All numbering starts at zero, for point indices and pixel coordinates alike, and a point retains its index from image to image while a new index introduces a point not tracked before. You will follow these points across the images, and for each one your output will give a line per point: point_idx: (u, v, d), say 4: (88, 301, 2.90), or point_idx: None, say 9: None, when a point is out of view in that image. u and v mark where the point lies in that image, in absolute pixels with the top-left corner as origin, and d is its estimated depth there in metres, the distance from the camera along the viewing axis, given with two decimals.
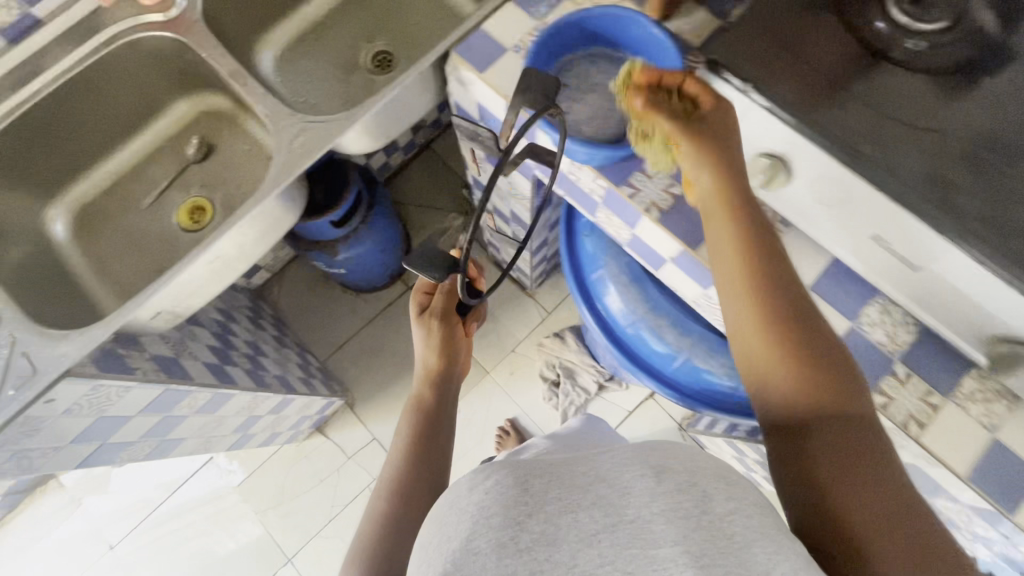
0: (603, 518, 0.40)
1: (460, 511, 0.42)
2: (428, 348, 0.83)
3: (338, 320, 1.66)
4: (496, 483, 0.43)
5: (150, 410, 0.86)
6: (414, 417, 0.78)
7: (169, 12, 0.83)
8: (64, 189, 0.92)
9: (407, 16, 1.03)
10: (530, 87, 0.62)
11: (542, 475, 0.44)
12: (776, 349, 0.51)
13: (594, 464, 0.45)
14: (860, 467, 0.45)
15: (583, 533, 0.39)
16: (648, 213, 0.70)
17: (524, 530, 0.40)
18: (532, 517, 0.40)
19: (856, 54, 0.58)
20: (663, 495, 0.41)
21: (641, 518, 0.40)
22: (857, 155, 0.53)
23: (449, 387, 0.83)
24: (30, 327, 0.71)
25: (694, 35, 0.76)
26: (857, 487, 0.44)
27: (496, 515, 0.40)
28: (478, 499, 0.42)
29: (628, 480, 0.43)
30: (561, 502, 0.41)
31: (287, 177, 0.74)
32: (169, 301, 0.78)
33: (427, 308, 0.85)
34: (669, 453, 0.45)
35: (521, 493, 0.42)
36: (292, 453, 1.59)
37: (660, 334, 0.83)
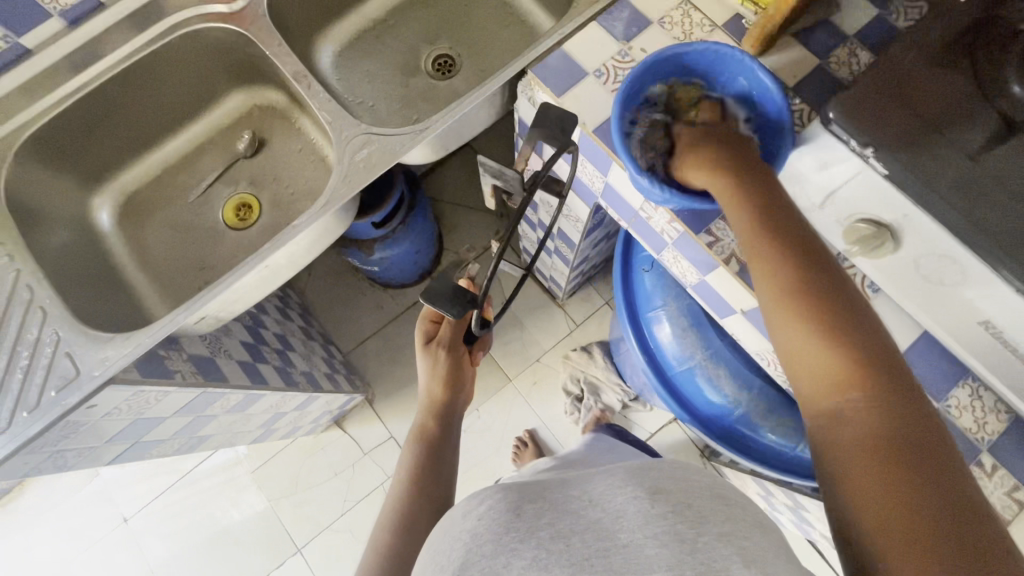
0: (595, 543, 0.41)
1: (455, 538, 0.45)
2: (433, 378, 0.82)
3: (364, 313, 1.63)
4: (491, 508, 0.45)
5: (184, 412, 0.84)
6: (417, 447, 0.77)
7: (234, 3, 0.80)
8: (113, 175, 0.90)
9: (473, 19, 0.99)
10: (548, 120, 0.63)
11: (536, 502, 0.46)
12: (834, 326, 0.46)
13: (588, 491, 0.46)
14: (907, 461, 0.39)
15: (575, 558, 0.40)
16: (727, 265, 0.66)
17: (517, 557, 0.40)
18: (526, 542, 0.41)
19: (992, 121, 0.51)
20: (657, 517, 0.41)
21: (633, 542, 0.40)
22: (987, 243, 0.49)
23: (451, 419, 0.82)
24: (74, 326, 0.69)
25: (789, 75, 0.71)
26: (895, 488, 0.38)
27: (491, 543, 0.42)
28: (473, 526, 0.44)
29: (618, 503, 0.43)
30: (552, 530, 0.42)
31: (349, 192, 0.72)
32: (215, 306, 0.75)
33: (433, 337, 0.85)
34: (661, 470, 0.46)
35: (514, 519, 0.43)
36: (308, 444, 1.58)
37: (717, 383, 0.80)
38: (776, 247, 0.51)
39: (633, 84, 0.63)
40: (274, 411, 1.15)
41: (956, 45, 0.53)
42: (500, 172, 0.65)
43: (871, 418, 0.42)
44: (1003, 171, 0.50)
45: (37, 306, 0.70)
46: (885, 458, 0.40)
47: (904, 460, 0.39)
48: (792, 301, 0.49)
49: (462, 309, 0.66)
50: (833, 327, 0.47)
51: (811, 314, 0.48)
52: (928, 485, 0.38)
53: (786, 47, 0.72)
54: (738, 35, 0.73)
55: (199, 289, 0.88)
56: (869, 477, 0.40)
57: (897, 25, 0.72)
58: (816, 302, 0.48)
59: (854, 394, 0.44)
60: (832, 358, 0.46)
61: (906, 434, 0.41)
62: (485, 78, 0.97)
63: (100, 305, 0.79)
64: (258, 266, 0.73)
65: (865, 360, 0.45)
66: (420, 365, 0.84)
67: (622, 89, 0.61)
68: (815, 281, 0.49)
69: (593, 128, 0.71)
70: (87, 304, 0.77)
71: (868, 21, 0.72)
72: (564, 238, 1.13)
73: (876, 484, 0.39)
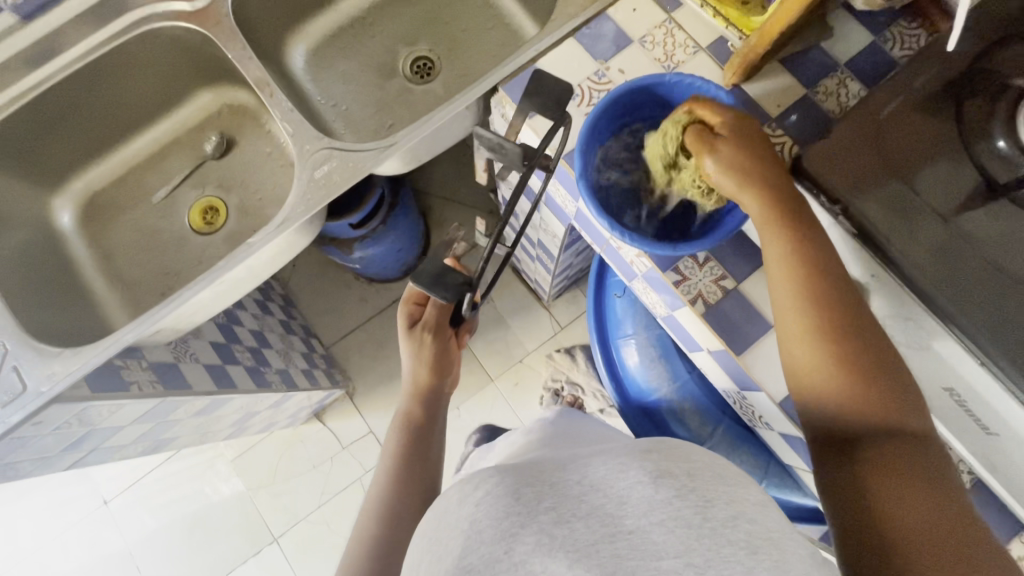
0: (600, 529, 0.34)
1: (450, 526, 0.37)
2: (419, 363, 0.75)
3: (347, 306, 1.60)
4: (488, 493, 0.37)
5: (145, 419, 0.83)
6: (400, 436, 0.72)
7: (197, 1, 0.77)
8: (77, 172, 0.88)
9: (454, 21, 0.95)
10: (544, 91, 0.56)
11: (535, 483, 0.37)
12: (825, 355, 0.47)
13: (587, 471, 0.39)
14: (921, 494, 0.42)
15: (580, 543, 0.33)
16: (693, 306, 0.64)
17: (518, 543, 0.33)
18: (527, 528, 0.34)
19: (971, 182, 0.49)
20: (662, 504, 0.34)
21: (640, 528, 0.34)
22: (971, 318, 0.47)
23: (439, 403, 0.76)
24: (23, 339, 0.68)
25: (773, 104, 0.68)
26: (908, 520, 0.41)
27: (490, 530, 0.34)
28: (470, 512, 0.36)
29: (620, 488, 0.36)
30: (555, 514, 0.35)
31: (307, 211, 0.70)
32: (174, 322, 0.73)
33: (417, 320, 0.77)
34: (665, 449, 0.39)
35: (513, 503, 0.35)
36: (288, 435, 1.57)
37: (684, 420, 0.79)
38: (810, 282, 0.49)
39: (596, 122, 0.60)
40: (245, 411, 1.13)
41: (942, 94, 0.50)
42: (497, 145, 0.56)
43: (888, 452, 0.44)
44: (979, 234, 0.48)
45: None
46: (900, 493, 0.42)
47: (917, 493, 0.42)
48: (820, 343, 0.48)
49: (455, 293, 0.62)
50: (854, 362, 0.47)
51: (840, 357, 0.47)
52: (938, 516, 0.41)
53: (774, 73, 0.68)
54: (722, 59, 0.69)
55: (162, 296, 0.87)
56: (886, 511, 0.42)
57: (890, 55, 0.68)
58: (845, 344, 0.47)
59: (873, 432, 0.45)
60: (857, 399, 0.46)
61: (920, 467, 0.43)
62: (463, 83, 0.93)
63: (59, 313, 0.77)
64: (215, 283, 0.70)
65: (881, 393, 0.46)
66: (403, 350, 0.76)
67: (584, 127, 0.58)
68: (845, 318, 0.48)
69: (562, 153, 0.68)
70: (43, 312, 0.75)
71: (861, 49, 0.68)
72: (544, 249, 1.10)
73: (892, 516, 0.41)
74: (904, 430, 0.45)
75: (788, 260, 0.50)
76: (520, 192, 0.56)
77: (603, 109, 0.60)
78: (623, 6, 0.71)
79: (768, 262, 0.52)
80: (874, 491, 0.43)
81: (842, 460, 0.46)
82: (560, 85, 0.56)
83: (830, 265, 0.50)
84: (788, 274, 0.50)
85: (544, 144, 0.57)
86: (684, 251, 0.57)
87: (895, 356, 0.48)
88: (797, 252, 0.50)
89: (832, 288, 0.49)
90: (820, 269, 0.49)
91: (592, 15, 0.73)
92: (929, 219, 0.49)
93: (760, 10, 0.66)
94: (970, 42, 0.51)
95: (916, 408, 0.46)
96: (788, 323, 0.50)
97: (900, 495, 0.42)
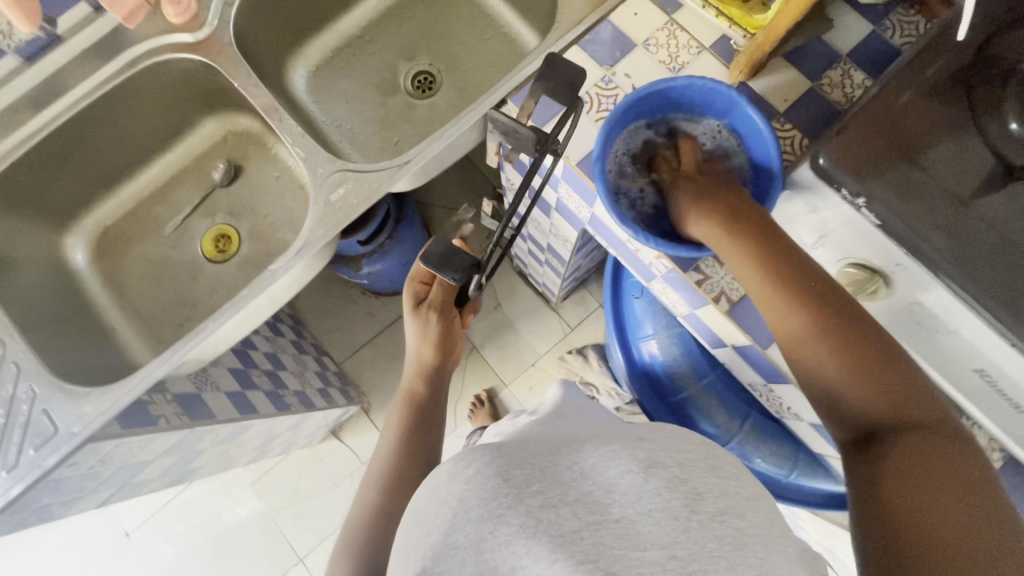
0: (585, 516, 0.35)
1: (439, 503, 0.39)
2: (424, 340, 0.79)
3: (356, 322, 1.59)
4: (478, 471, 0.38)
5: (173, 451, 0.83)
6: (403, 411, 0.77)
7: (199, 32, 0.77)
8: (85, 210, 0.88)
9: (451, 34, 0.96)
10: (556, 75, 0.57)
11: (524, 464, 0.39)
12: (828, 345, 0.48)
13: (578, 456, 0.40)
14: (930, 476, 0.40)
15: (565, 529, 0.35)
16: (717, 304, 0.65)
17: (503, 525, 0.35)
18: (513, 510, 0.36)
19: (986, 164, 0.49)
20: (651, 494, 0.37)
21: (627, 517, 0.35)
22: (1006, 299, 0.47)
23: (440, 383, 0.82)
24: (50, 381, 0.68)
25: (781, 99, 0.68)
26: (918, 501, 0.39)
27: (477, 509, 0.36)
28: (459, 489, 0.38)
29: (611, 475, 0.38)
30: (542, 498, 0.36)
31: (324, 233, 0.71)
32: (205, 354, 0.75)
33: (423, 299, 0.81)
34: (661, 431, 0.42)
35: (501, 484, 0.37)
36: (307, 454, 1.56)
37: (711, 415, 0.81)
38: (792, 289, 0.50)
39: (608, 133, 0.60)
40: (266, 435, 1.12)
41: (949, 80, 0.51)
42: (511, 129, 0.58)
43: (899, 442, 0.43)
44: (1001, 219, 0.49)
45: (9, 361, 0.69)
46: (908, 476, 0.40)
47: (929, 477, 0.40)
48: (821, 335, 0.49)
49: (464, 275, 0.63)
50: (858, 355, 0.47)
51: (833, 357, 0.48)
52: (950, 497, 0.38)
53: (777, 68, 0.69)
54: (726, 57, 0.69)
55: (180, 328, 0.88)
56: (895, 495, 0.40)
57: (892, 43, 0.69)
58: (842, 334, 0.48)
59: (884, 428, 0.45)
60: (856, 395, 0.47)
61: (931, 453, 0.42)
62: (466, 96, 0.94)
63: (78, 355, 0.77)
64: (239, 311, 0.70)
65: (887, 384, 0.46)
66: (410, 328, 0.81)
67: (597, 143, 0.59)
68: (839, 312, 0.49)
69: (576, 161, 0.68)
70: (64, 355, 0.75)
71: (862, 38, 0.69)
72: (554, 253, 1.10)
73: (902, 499, 0.40)
74: (914, 424, 0.44)
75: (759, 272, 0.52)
76: (531, 177, 0.58)
77: (616, 118, 0.60)
78: (625, 11, 0.71)
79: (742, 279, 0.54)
80: (882, 478, 0.42)
81: (858, 457, 0.45)
82: (575, 69, 0.57)
83: (814, 274, 0.51)
84: (764, 284, 0.52)
85: (557, 130, 0.57)
86: (710, 250, 0.59)
87: (902, 357, 0.48)
88: (772, 263, 0.52)
89: (821, 285, 0.50)
90: (799, 278, 0.51)
91: (594, 21, 0.73)
92: (950, 208, 0.50)
93: (761, 8, 0.67)
94: (976, 27, 0.51)
95: (926, 405, 0.46)
96: (780, 330, 0.51)
97: (907, 478, 0.40)
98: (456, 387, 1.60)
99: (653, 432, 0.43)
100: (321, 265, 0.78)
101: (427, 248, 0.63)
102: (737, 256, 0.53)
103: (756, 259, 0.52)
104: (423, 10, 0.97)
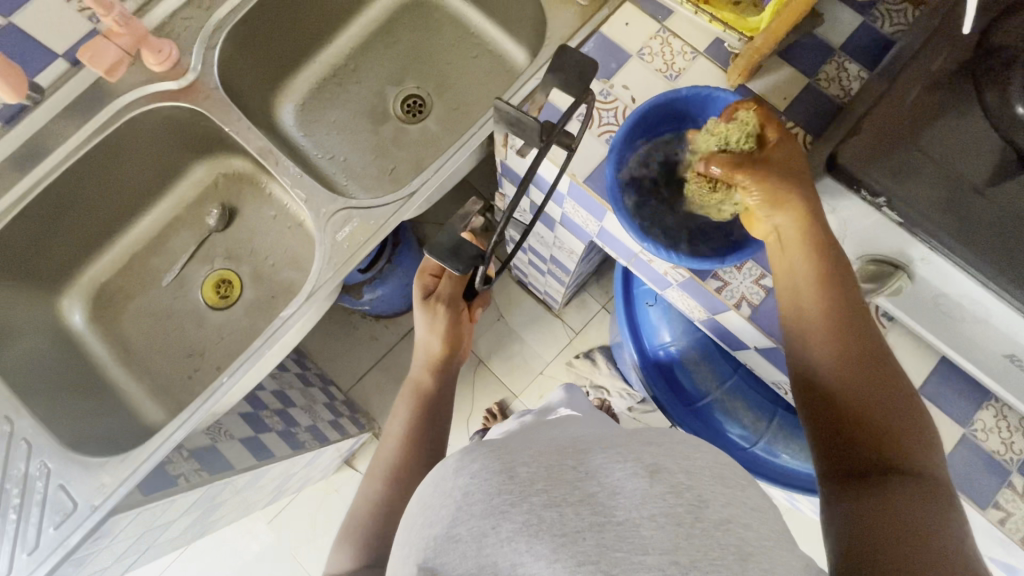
0: (590, 517, 0.34)
1: (445, 495, 0.38)
2: (432, 332, 0.78)
3: (358, 350, 1.48)
4: (483, 467, 0.38)
5: (197, 505, 0.83)
6: (413, 406, 0.76)
7: (185, 76, 0.76)
8: (80, 268, 0.88)
9: (437, 56, 0.97)
10: (567, 65, 0.53)
11: (530, 462, 0.38)
12: (847, 368, 0.48)
13: (585, 457, 0.38)
14: (924, 524, 0.39)
15: (569, 529, 0.34)
16: (739, 309, 0.64)
17: (505, 521, 0.34)
18: (516, 507, 0.35)
19: (996, 150, 0.49)
20: (656, 498, 0.35)
21: (631, 520, 0.34)
22: None
23: (450, 375, 0.80)
24: (64, 456, 0.68)
25: (782, 98, 0.68)
26: (899, 541, 0.38)
27: (480, 504, 0.36)
28: (464, 483, 0.37)
29: (615, 478, 0.36)
30: (547, 496, 0.35)
31: (332, 271, 0.72)
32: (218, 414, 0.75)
33: (432, 292, 0.79)
34: (670, 437, 0.40)
35: (506, 481, 0.36)
36: (322, 486, 1.45)
37: (736, 416, 0.83)
38: (839, 309, 0.50)
39: (623, 143, 0.62)
40: (284, 477, 1.05)
41: (958, 69, 0.51)
42: (516, 119, 0.53)
43: (899, 484, 0.42)
44: (1017, 207, 0.48)
45: (20, 438, 0.68)
46: (900, 518, 0.39)
47: (919, 525, 0.39)
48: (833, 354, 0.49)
49: (468, 267, 0.60)
50: (872, 385, 0.47)
51: (861, 383, 0.47)
52: (934, 546, 0.37)
53: (773, 67, 0.69)
54: (722, 61, 0.69)
55: (189, 380, 0.87)
56: (880, 531, 0.39)
57: (884, 32, 0.69)
58: (858, 363, 0.48)
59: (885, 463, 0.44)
60: (868, 427, 0.45)
61: (928, 505, 0.40)
62: (457, 117, 0.95)
63: (94, 426, 0.77)
64: (254, 364, 0.71)
65: (896, 424, 0.45)
66: (417, 319, 0.79)
67: (611, 152, 0.60)
68: (858, 342, 0.49)
69: (583, 178, 0.67)
70: (73, 428, 0.74)
71: (853, 31, 0.69)
72: (557, 264, 1.09)
73: (885, 537, 0.38)
74: (917, 470, 0.43)
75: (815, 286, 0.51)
76: (538, 164, 0.51)
77: (627, 129, 0.61)
78: (617, 22, 0.71)
79: (793, 290, 0.52)
80: (867, 513, 0.40)
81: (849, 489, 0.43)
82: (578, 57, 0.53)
83: (860, 305, 0.50)
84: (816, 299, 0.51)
85: (565, 119, 0.53)
86: (734, 261, 0.58)
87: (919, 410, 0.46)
88: (831, 284, 0.51)
89: (844, 313, 0.50)
90: (851, 305, 0.50)
91: (586, 35, 0.73)
92: (964, 195, 0.49)
93: (753, 9, 0.66)
94: (979, 15, 0.52)
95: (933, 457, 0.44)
96: (816, 349, 0.50)
97: (899, 519, 0.39)
98: (467, 403, 1.51)
99: (658, 435, 0.41)
100: (328, 301, 0.76)
101: (431, 241, 0.61)
102: (810, 261, 0.51)
103: (819, 276, 0.51)
104: (408, 34, 0.97)
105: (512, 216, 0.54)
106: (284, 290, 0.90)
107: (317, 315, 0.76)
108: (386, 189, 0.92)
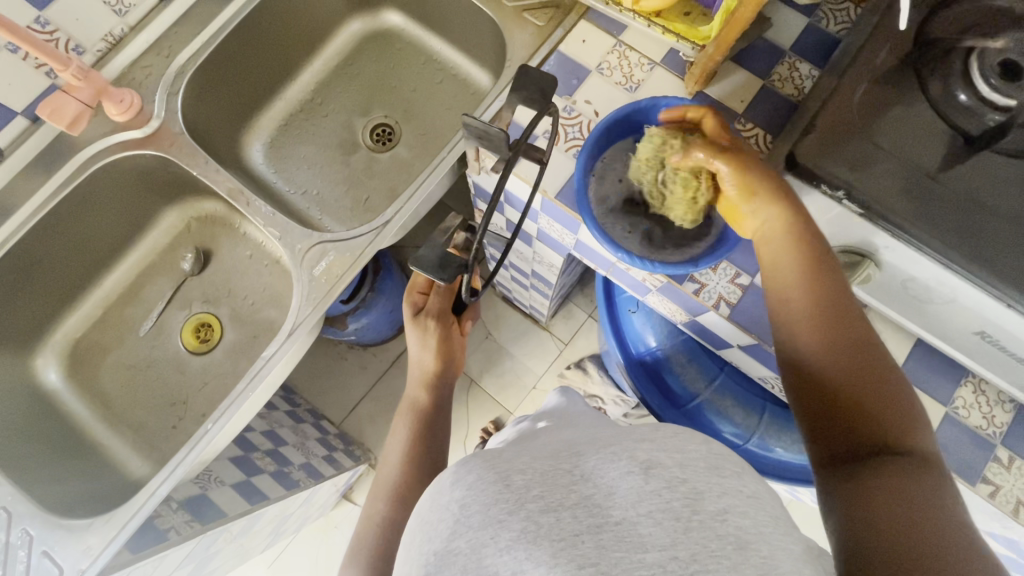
0: (587, 519, 0.34)
1: (443, 509, 0.38)
2: (426, 349, 0.78)
3: (347, 380, 1.46)
4: (478, 478, 0.38)
5: (188, 562, 0.82)
6: (412, 423, 0.75)
7: (149, 124, 0.77)
8: (53, 326, 0.86)
9: (404, 84, 0.98)
10: (530, 84, 0.55)
11: (526, 470, 0.38)
12: (832, 351, 0.47)
13: (580, 460, 0.39)
14: (921, 500, 0.38)
15: (567, 533, 0.33)
16: (717, 310, 0.65)
17: (504, 530, 0.34)
18: (514, 515, 0.35)
19: (946, 136, 0.50)
20: (651, 495, 0.35)
21: (627, 519, 0.34)
22: (983, 259, 0.48)
23: (445, 389, 0.80)
24: (46, 521, 0.68)
25: (738, 101, 0.70)
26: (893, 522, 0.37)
27: (478, 514, 0.36)
28: (461, 496, 0.38)
29: (611, 478, 0.36)
30: (543, 502, 0.35)
31: (306, 304, 0.72)
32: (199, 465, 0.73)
33: (422, 308, 0.80)
34: (661, 430, 0.40)
35: (501, 490, 0.37)
36: (321, 524, 1.41)
37: (728, 413, 0.84)
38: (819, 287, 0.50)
39: (590, 153, 0.64)
40: (280, 518, 1.02)
41: (905, 56, 0.53)
42: (486, 130, 0.54)
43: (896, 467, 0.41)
44: (968, 189, 0.49)
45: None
46: (894, 503, 0.38)
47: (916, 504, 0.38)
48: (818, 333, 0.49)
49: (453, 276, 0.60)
50: (859, 366, 0.46)
51: (842, 371, 0.46)
52: (934, 523, 0.36)
53: (727, 73, 0.71)
54: (678, 69, 0.71)
55: (174, 428, 0.86)
56: (885, 519, 0.37)
57: (828, 32, 0.72)
58: (841, 343, 0.47)
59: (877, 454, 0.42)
60: (857, 408, 0.45)
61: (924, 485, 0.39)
62: (428, 142, 0.96)
63: (67, 488, 0.75)
64: (240, 407, 0.70)
65: (883, 408, 0.44)
66: (410, 337, 0.79)
67: (579, 165, 0.62)
68: (839, 325, 0.48)
69: (554, 193, 0.68)
70: (52, 493, 0.73)
71: (800, 31, 0.72)
72: (538, 278, 1.09)
73: (884, 520, 0.37)
74: (906, 449, 0.42)
75: (799, 273, 0.51)
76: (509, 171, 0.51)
77: (593, 142, 0.64)
78: (572, 40, 0.73)
79: (777, 277, 0.53)
80: (868, 494, 0.39)
81: (841, 474, 0.43)
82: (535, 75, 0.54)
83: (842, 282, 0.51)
84: (799, 281, 0.51)
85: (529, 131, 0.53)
86: (708, 263, 0.60)
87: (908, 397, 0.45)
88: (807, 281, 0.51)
89: (831, 299, 0.50)
90: (834, 296, 0.50)
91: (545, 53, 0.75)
92: (920, 183, 0.50)
93: (702, 18, 0.69)
94: (911, 13, 0.54)
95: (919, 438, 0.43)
96: (803, 334, 0.50)
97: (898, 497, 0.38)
98: (462, 424, 1.49)
99: (653, 432, 0.41)
100: (313, 333, 0.75)
101: (418, 254, 0.61)
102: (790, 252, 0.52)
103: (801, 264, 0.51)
104: (370, 65, 0.99)
105: (488, 229, 0.53)
106: (264, 329, 0.89)
107: (299, 350, 0.75)
108: (362, 219, 0.92)
